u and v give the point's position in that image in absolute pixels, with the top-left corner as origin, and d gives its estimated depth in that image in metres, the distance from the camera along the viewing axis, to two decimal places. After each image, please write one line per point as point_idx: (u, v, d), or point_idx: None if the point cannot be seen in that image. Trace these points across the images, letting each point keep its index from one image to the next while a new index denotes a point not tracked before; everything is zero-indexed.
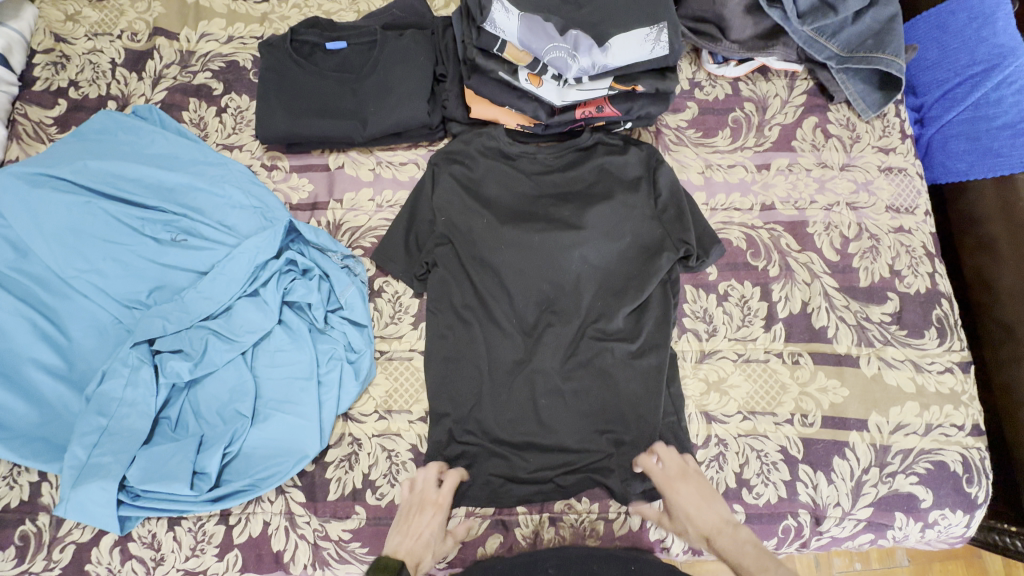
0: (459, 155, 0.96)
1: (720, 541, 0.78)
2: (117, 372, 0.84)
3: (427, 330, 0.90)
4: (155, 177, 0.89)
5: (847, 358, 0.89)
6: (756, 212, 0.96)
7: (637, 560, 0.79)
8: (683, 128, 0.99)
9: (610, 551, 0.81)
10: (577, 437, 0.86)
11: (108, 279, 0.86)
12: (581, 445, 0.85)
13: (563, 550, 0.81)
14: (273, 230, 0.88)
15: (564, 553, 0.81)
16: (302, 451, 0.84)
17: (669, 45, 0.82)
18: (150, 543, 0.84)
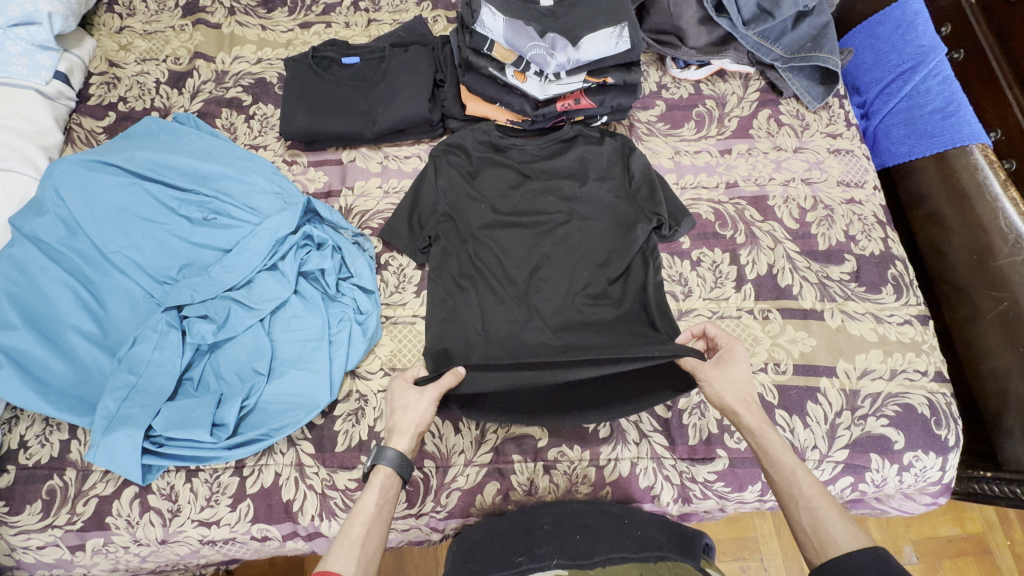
0: (456, 147, 1.09)
1: (746, 416, 0.80)
2: (147, 337, 0.93)
3: (428, 297, 0.99)
4: (191, 167, 1.02)
5: (812, 312, 0.97)
6: (722, 189, 1.07)
7: (630, 514, 0.84)
8: (653, 122, 1.13)
9: (604, 506, 0.86)
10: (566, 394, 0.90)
11: (144, 255, 0.97)
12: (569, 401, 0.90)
13: (558, 507, 0.86)
14: (292, 209, 0.99)
15: (560, 509, 0.86)
16: (313, 402, 0.91)
17: (630, 41, 0.97)
18: (168, 495, 0.89)
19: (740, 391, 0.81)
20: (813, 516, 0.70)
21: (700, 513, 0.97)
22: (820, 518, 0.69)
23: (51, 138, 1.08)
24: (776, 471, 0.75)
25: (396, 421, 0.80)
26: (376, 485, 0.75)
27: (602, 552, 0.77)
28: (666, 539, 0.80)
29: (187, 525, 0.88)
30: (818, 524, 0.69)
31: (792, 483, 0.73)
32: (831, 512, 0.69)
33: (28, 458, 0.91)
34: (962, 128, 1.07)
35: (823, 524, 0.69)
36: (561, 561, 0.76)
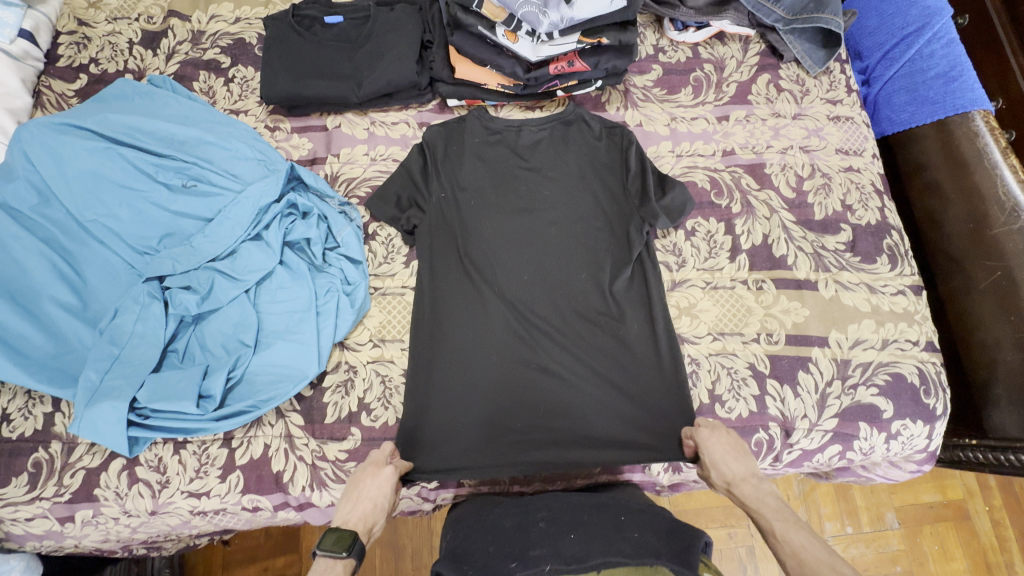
0: (450, 128, 1.05)
1: (743, 488, 0.77)
2: (130, 307, 0.91)
3: (419, 290, 0.97)
4: (167, 132, 0.98)
5: (806, 283, 0.96)
6: (718, 157, 1.05)
7: (626, 511, 0.75)
8: (649, 87, 1.10)
9: (598, 499, 0.77)
10: (564, 418, 0.91)
11: (122, 224, 0.94)
12: (562, 423, 0.91)
13: (553, 500, 0.78)
14: (275, 176, 0.97)
15: (555, 503, 0.77)
16: (301, 373, 0.90)
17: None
18: (156, 467, 0.88)
19: (720, 469, 0.79)
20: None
21: (689, 483, 1.00)
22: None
23: (19, 101, 1.03)
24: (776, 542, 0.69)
25: (362, 512, 0.75)
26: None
27: (596, 554, 0.66)
28: (662, 543, 0.68)
29: (177, 496, 0.87)
30: None
31: (788, 553, 0.67)
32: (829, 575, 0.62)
33: (11, 431, 0.90)
34: (965, 93, 1.05)
35: None
36: (555, 565, 0.65)
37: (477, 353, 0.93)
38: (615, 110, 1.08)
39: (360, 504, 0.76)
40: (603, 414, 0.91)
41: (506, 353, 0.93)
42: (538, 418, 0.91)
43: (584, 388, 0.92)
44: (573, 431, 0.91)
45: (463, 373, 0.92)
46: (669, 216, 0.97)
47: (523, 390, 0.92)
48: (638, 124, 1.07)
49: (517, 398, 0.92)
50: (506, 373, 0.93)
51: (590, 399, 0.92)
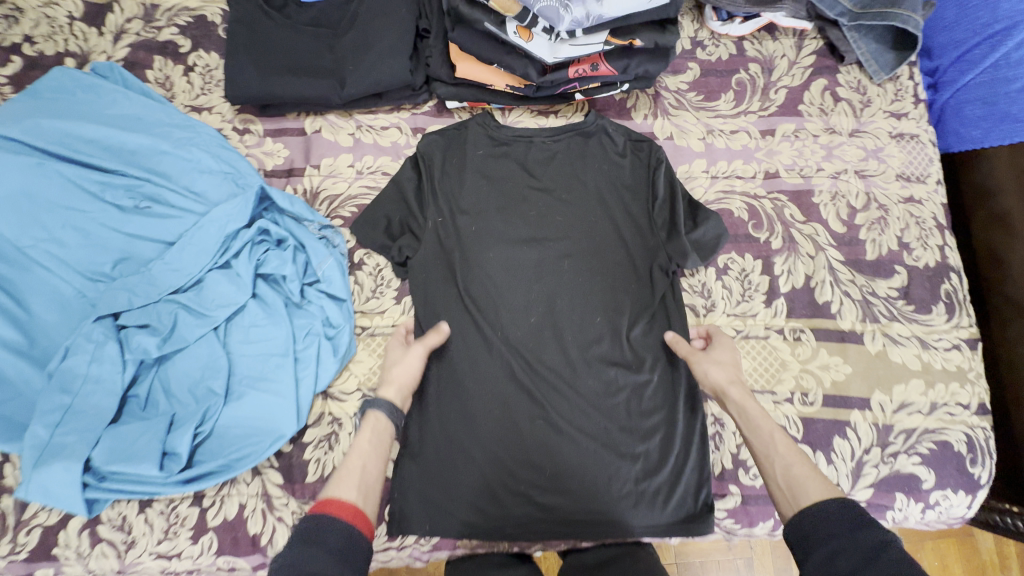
0: (450, 137, 0.90)
1: (732, 392, 0.75)
2: (81, 348, 0.80)
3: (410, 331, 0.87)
4: (116, 140, 0.83)
5: (850, 335, 0.85)
6: (759, 180, 0.90)
7: None
8: (683, 90, 0.94)
9: None
10: (569, 481, 0.82)
11: (69, 250, 0.82)
12: (568, 486, 0.82)
13: None
14: (244, 196, 0.83)
15: None
16: (278, 430, 0.80)
17: None
18: (120, 526, 0.80)
19: (718, 369, 0.77)
20: (788, 475, 0.64)
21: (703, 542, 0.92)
22: (794, 472, 0.64)
23: None
24: (755, 438, 0.70)
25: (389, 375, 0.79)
26: (368, 428, 0.73)
27: None
28: None
29: (145, 557, 0.79)
30: (793, 482, 0.63)
31: (770, 447, 0.68)
32: (807, 470, 0.64)
33: None
34: None
35: (797, 484, 0.62)
36: None
37: (475, 406, 0.83)
38: (642, 118, 0.93)
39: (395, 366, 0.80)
40: (615, 478, 0.82)
41: (508, 406, 0.83)
42: (543, 480, 0.82)
43: (594, 447, 0.82)
44: (581, 496, 0.81)
45: (459, 427, 0.82)
46: (699, 253, 0.83)
47: (526, 449, 0.82)
48: (668, 137, 0.92)
49: (519, 457, 0.82)
50: (508, 429, 0.83)
51: (601, 461, 0.82)
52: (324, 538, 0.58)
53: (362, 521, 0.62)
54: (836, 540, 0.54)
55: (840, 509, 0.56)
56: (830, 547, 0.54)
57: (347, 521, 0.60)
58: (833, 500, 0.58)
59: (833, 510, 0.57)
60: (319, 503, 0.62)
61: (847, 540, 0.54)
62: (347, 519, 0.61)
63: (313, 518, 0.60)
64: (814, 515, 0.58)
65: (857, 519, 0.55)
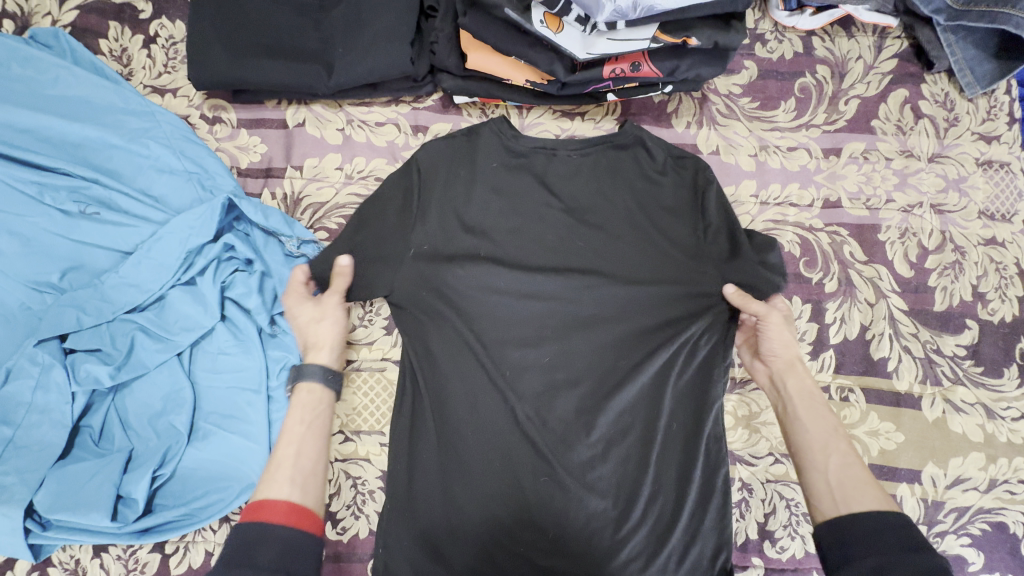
0: (457, 143, 0.76)
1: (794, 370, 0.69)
2: (23, 373, 0.69)
3: (403, 363, 0.77)
4: (60, 130, 0.71)
5: (907, 399, 0.74)
6: (817, 209, 0.77)
7: None
8: (736, 94, 0.79)
9: None
10: (573, 545, 0.72)
11: (6, 259, 0.70)
12: (571, 550, 0.72)
13: None
14: (210, 205, 0.70)
15: None
16: (248, 477, 0.71)
17: None
18: (73, 570, 0.72)
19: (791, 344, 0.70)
20: (843, 475, 0.60)
21: None
22: (852, 474, 0.59)
23: None
24: (815, 424, 0.65)
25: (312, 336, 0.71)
26: (299, 405, 0.67)
27: None
28: None
29: None
30: (846, 483, 0.59)
31: (832, 441, 0.63)
32: (865, 476, 0.59)
33: None
34: None
35: (851, 488, 0.58)
36: None
37: (472, 456, 0.73)
38: (684, 127, 0.79)
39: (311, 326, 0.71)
40: (628, 545, 0.72)
41: (511, 458, 0.73)
42: (544, 543, 0.72)
43: (604, 508, 0.73)
44: (585, 563, 0.72)
45: (453, 479, 0.72)
46: (766, 283, 0.70)
47: (527, 506, 0.72)
48: (714, 151, 0.78)
49: (519, 514, 0.72)
50: (511, 485, 0.73)
51: (611, 524, 0.72)
52: (256, 555, 0.53)
53: (307, 520, 0.58)
54: (878, 556, 0.52)
55: (899, 529, 0.53)
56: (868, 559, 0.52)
57: (285, 525, 0.56)
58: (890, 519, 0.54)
59: (887, 526, 0.53)
60: (250, 512, 0.57)
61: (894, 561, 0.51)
62: (285, 523, 0.56)
63: (244, 531, 0.55)
64: (865, 524, 0.54)
65: (912, 544, 0.52)
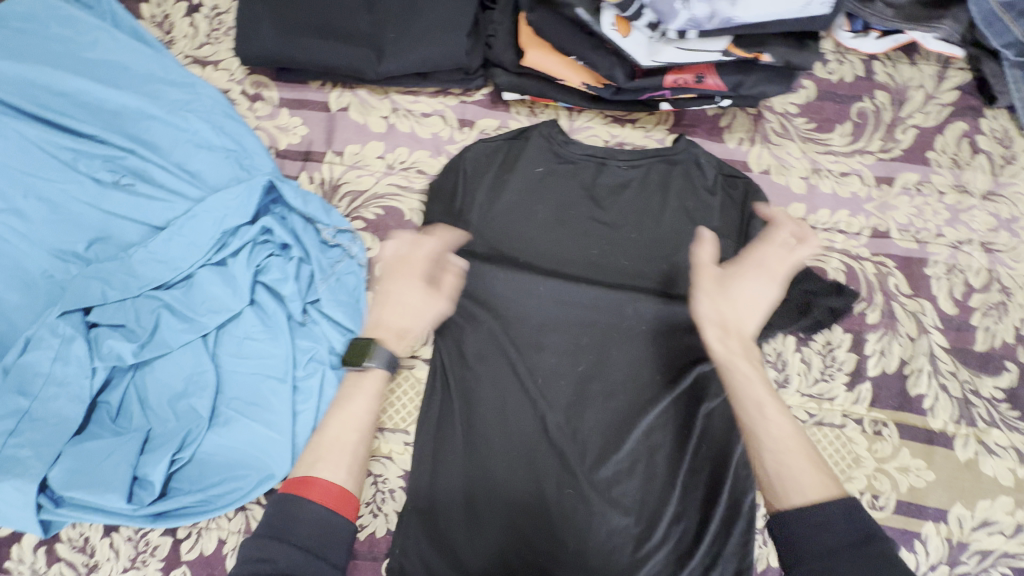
0: (504, 145, 0.75)
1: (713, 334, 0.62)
2: (43, 344, 0.67)
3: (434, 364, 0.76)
4: (101, 98, 0.69)
5: (940, 437, 0.73)
6: (864, 238, 0.76)
7: None
8: (791, 114, 0.78)
9: None
10: (593, 562, 0.70)
11: (35, 226, 0.68)
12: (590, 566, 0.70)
13: None
14: (248, 185, 0.68)
15: None
16: (267, 468, 0.69)
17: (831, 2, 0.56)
18: (82, 548, 0.70)
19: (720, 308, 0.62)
20: (776, 465, 0.54)
21: None
22: (782, 462, 0.54)
23: None
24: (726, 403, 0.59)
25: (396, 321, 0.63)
26: (369, 390, 0.61)
27: None
28: None
29: None
30: (778, 474, 0.54)
31: (750, 424, 0.57)
32: (803, 464, 0.54)
33: None
34: None
35: (781, 479, 0.53)
36: None
37: (498, 462, 0.71)
38: (736, 143, 0.77)
39: (405, 313, 0.64)
40: (648, 565, 0.70)
41: (535, 467, 0.71)
42: (564, 557, 0.70)
43: (627, 525, 0.71)
44: None
45: (476, 484, 0.71)
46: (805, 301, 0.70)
47: (549, 518, 0.70)
48: (766, 170, 0.76)
49: (540, 525, 0.70)
50: (533, 495, 0.71)
51: (633, 542, 0.70)
52: (293, 532, 0.50)
53: (347, 506, 0.54)
54: (843, 548, 0.47)
55: (848, 519, 0.49)
56: (842, 553, 0.47)
57: (329, 508, 0.52)
58: (840, 499, 0.50)
59: (841, 519, 0.49)
60: (295, 484, 0.53)
61: (855, 554, 0.47)
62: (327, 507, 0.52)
63: (284, 501, 0.52)
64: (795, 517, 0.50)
65: (861, 530, 0.48)
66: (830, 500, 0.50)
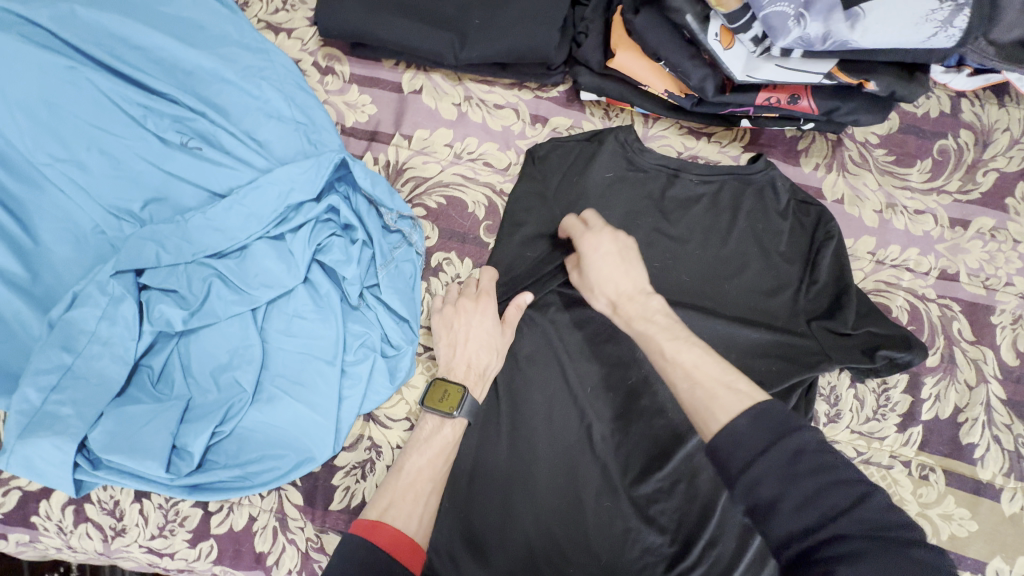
0: (579, 147, 0.73)
1: (627, 307, 0.64)
2: (91, 300, 0.66)
3: None
4: (175, 56, 0.68)
5: (987, 488, 0.71)
6: (932, 279, 0.74)
7: None
8: (871, 144, 0.76)
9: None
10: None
11: (94, 179, 0.66)
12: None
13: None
14: (316, 161, 0.66)
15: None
16: (308, 450, 0.68)
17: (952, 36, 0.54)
18: (110, 511, 0.69)
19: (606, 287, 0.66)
20: (692, 399, 0.55)
21: None
22: (698, 394, 0.55)
23: None
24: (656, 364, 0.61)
25: (470, 359, 0.67)
26: (442, 442, 0.64)
27: None
28: None
29: (134, 548, 0.69)
30: (698, 407, 0.54)
31: (670, 366, 0.59)
32: (714, 389, 0.54)
33: None
34: None
35: (702, 408, 0.53)
36: None
37: (538, 466, 0.70)
38: (813, 168, 0.76)
39: (477, 353, 0.67)
40: None
41: (574, 474, 0.70)
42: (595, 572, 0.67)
43: (664, 547, 0.68)
44: None
45: (514, 486, 0.69)
46: (869, 346, 0.68)
47: (584, 529, 0.68)
48: (840, 200, 0.75)
49: (574, 535, 0.68)
50: (569, 503, 0.69)
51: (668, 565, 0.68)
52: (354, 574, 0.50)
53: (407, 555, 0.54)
54: (760, 456, 0.46)
55: (751, 424, 0.48)
56: (760, 461, 0.46)
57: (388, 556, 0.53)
58: (750, 408, 0.50)
59: (743, 426, 0.49)
60: (364, 526, 0.55)
61: (771, 459, 0.46)
62: (391, 553, 0.53)
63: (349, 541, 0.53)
64: (722, 442, 0.49)
65: (775, 428, 0.48)
66: (739, 411, 0.50)
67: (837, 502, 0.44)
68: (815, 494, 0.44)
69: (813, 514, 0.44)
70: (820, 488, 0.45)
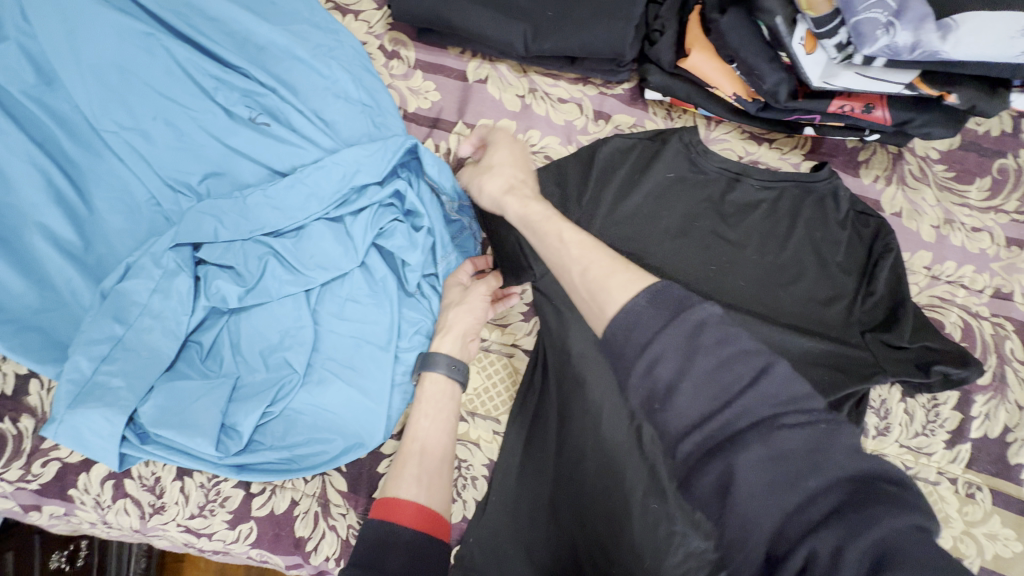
0: (641, 145, 0.73)
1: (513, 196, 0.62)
2: (144, 272, 0.64)
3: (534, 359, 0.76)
4: (249, 32, 0.68)
5: None
6: (987, 297, 0.74)
7: None
8: (931, 160, 0.77)
9: None
10: None
11: (155, 148, 0.65)
12: None
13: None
14: (383, 145, 0.66)
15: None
16: (357, 436, 0.67)
17: None
18: (150, 487, 0.68)
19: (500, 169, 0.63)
20: (595, 285, 0.49)
21: None
22: (591, 276, 0.50)
23: None
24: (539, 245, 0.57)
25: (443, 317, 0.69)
26: (426, 399, 0.66)
27: None
28: None
29: (171, 527, 0.68)
30: (595, 287, 0.49)
31: (558, 254, 0.55)
32: (609, 270, 0.50)
33: None
34: None
35: (594, 289, 0.49)
36: None
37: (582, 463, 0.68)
38: (871, 179, 0.76)
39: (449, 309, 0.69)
40: None
41: (618, 475, 0.66)
42: None
43: None
44: None
45: (557, 481, 0.69)
46: (926, 359, 0.67)
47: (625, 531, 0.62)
48: (898, 213, 0.75)
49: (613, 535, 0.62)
50: (610, 502, 0.65)
51: None
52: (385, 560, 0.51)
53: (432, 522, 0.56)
54: (658, 333, 0.43)
55: (653, 301, 0.45)
56: (659, 337, 0.43)
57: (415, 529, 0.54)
58: (650, 288, 0.46)
59: (645, 305, 0.45)
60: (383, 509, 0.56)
61: (670, 335, 0.43)
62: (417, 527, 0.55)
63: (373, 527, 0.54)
64: (620, 321, 0.45)
65: (674, 306, 0.44)
66: (638, 292, 0.46)
67: (730, 377, 0.42)
68: (714, 368, 0.42)
69: (720, 393, 0.41)
70: (713, 364, 0.42)
